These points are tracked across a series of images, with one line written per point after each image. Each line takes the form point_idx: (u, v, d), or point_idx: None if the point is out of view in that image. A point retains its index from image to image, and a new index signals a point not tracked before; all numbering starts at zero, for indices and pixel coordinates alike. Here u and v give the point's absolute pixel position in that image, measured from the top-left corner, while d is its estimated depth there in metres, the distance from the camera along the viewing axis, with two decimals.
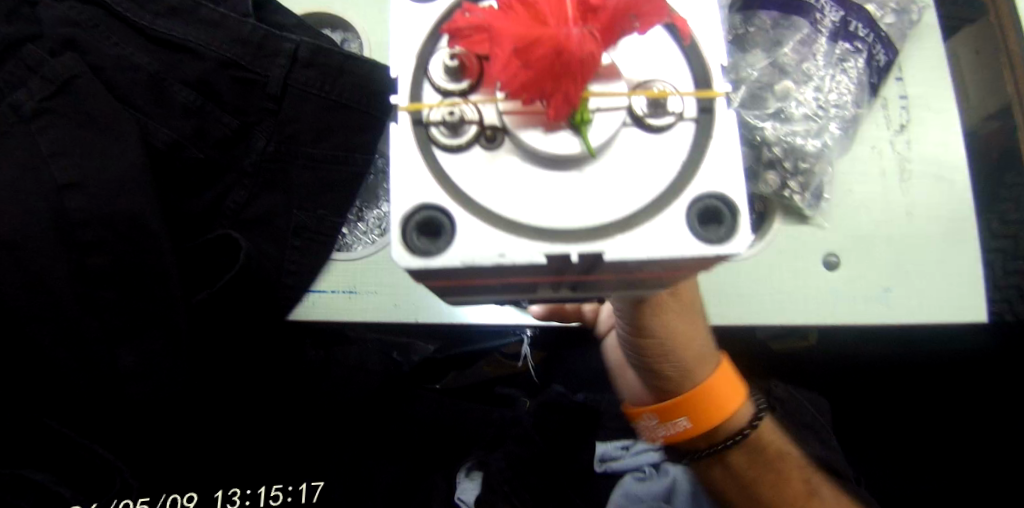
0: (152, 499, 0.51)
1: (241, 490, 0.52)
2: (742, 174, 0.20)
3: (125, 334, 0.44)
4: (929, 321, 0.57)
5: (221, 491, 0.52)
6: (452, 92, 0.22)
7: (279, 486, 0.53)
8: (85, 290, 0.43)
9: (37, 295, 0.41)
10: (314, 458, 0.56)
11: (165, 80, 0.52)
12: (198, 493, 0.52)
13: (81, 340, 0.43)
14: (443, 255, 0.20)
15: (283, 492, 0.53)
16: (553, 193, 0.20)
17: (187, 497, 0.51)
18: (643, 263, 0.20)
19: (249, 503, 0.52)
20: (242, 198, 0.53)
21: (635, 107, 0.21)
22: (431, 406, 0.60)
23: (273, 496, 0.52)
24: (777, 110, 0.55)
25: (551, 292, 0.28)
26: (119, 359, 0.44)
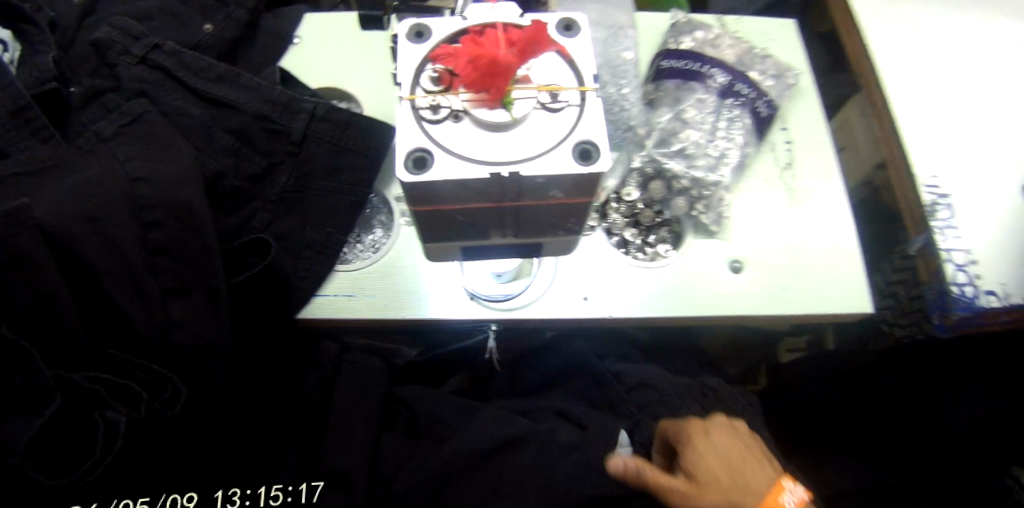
0: (151, 501, 0.52)
1: (241, 491, 0.57)
2: (603, 130, 0.35)
3: (176, 292, 0.53)
4: (826, 314, 0.69)
5: (220, 493, 0.56)
6: (433, 90, 0.36)
7: (279, 486, 0.57)
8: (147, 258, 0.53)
9: (112, 254, 0.50)
10: (313, 438, 0.63)
11: (212, 128, 0.66)
12: (197, 494, 0.56)
13: (143, 295, 0.51)
14: (428, 174, 0.33)
15: (283, 492, 0.57)
16: (493, 142, 0.35)
17: (188, 497, 0.54)
18: (547, 181, 0.34)
19: (249, 503, 0.56)
20: (268, 219, 0.66)
21: (541, 98, 0.36)
22: (415, 397, 0.69)
23: (273, 495, 0.56)
24: (681, 150, 0.73)
25: (500, 239, 0.42)
26: (169, 310, 0.53)
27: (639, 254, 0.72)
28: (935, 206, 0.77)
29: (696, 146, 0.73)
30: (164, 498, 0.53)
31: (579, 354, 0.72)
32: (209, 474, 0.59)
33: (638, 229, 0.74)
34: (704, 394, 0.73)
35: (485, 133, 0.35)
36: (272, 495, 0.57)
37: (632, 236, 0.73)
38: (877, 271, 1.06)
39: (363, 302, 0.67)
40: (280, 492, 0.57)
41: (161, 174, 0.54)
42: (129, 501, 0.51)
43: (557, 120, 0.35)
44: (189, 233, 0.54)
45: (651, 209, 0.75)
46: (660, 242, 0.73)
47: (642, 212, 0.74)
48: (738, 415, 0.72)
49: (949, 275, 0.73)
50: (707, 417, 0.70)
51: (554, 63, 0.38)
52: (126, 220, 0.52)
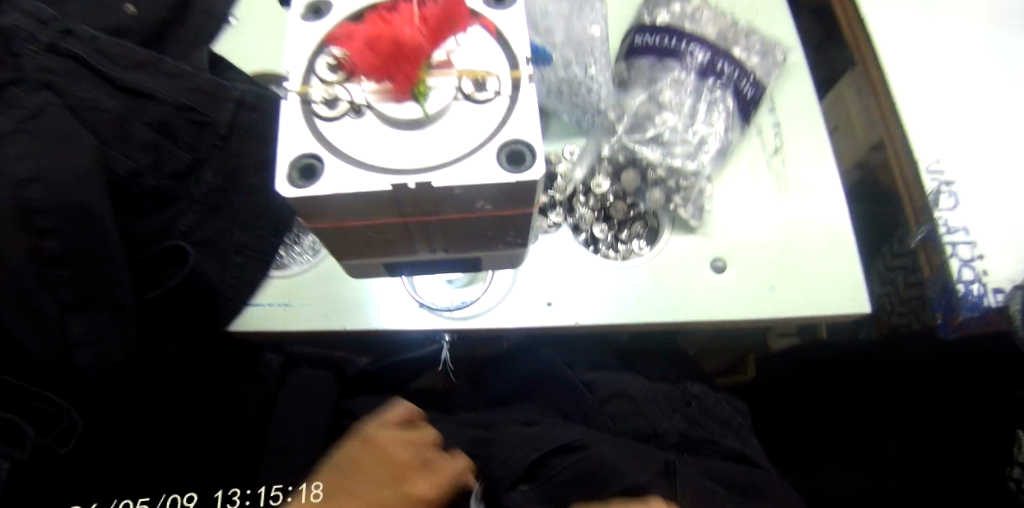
0: (152, 500, 0.53)
1: (241, 490, 0.54)
2: (538, 127, 0.28)
3: (76, 307, 0.47)
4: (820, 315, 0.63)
5: (222, 492, 0.54)
6: (332, 81, 0.29)
7: (278, 486, 0.52)
8: (39, 271, 0.46)
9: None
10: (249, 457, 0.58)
11: (129, 121, 0.58)
12: (198, 494, 0.54)
13: (38, 316, 0.44)
14: (314, 186, 0.27)
15: (282, 491, 0.52)
16: (400, 144, 0.28)
17: (188, 497, 0.53)
18: (466, 191, 0.27)
19: (249, 503, 0.53)
20: (192, 222, 0.60)
21: (464, 87, 0.29)
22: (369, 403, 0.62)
23: (273, 495, 0.52)
24: (657, 136, 0.66)
25: (430, 255, 0.36)
26: (69, 328, 0.46)
27: (610, 251, 0.66)
28: (938, 194, 0.70)
29: (673, 132, 0.66)
30: (164, 498, 0.53)
31: (548, 361, 0.66)
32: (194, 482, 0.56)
33: (610, 223, 0.68)
34: (685, 403, 0.67)
35: (394, 131, 0.28)
36: (272, 494, 0.52)
37: (602, 232, 0.67)
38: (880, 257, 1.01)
39: (300, 311, 0.61)
40: (280, 491, 0.51)
41: (58, 167, 0.47)
42: (132, 501, 0.52)
43: (483, 115, 0.29)
44: (92, 239, 0.48)
45: (624, 201, 0.68)
46: (634, 237, 0.67)
47: (613, 205, 0.68)
48: (724, 424, 0.66)
49: (955, 273, 0.67)
50: (689, 429, 0.64)
51: (480, 40, 0.31)
52: (12, 230, 0.44)
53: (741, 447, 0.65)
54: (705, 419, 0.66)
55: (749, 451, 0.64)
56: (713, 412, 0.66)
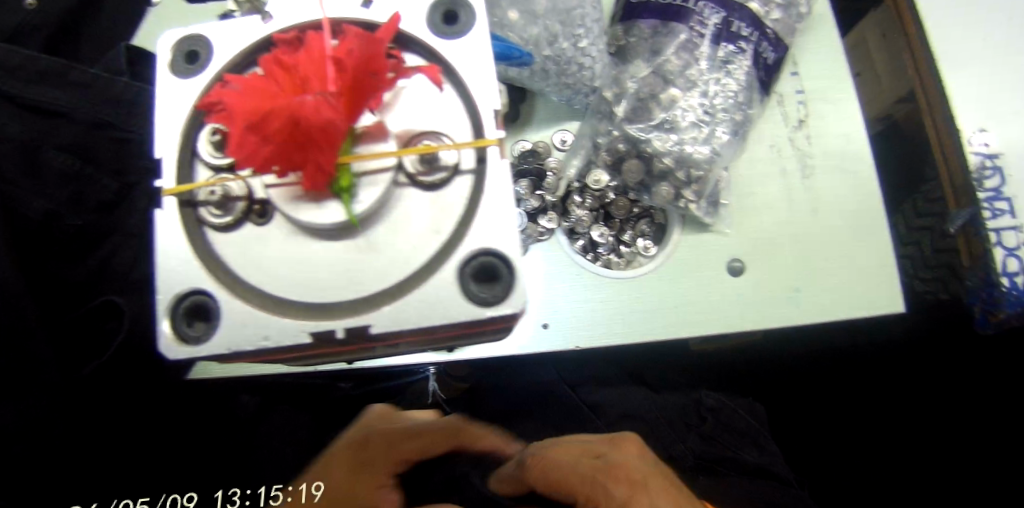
0: (153, 499, 0.42)
1: (241, 489, 0.41)
2: (517, 229, 0.20)
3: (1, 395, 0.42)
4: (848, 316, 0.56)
5: (220, 490, 0.41)
6: (221, 168, 0.21)
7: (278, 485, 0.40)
8: None
9: None
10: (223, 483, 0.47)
11: (39, 148, 0.48)
12: (199, 493, 0.42)
13: None
14: (208, 343, 0.19)
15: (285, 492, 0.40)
16: (322, 264, 0.20)
17: (187, 497, 0.41)
18: (421, 330, 0.20)
19: (249, 505, 0.40)
20: (130, 258, 0.48)
21: (405, 164, 0.20)
22: None
23: (272, 497, 0.40)
24: (662, 123, 0.55)
25: (394, 350, 0.28)
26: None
27: (612, 257, 0.57)
28: (982, 170, 0.61)
29: (681, 112, 0.54)
30: (164, 498, 0.42)
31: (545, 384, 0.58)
32: (192, 480, 0.43)
33: (611, 224, 0.58)
34: (699, 416, 0.61)
35: (307, 243, 0.20)
36: (273, 496, 0.40)
37: (602, 235, 0.57)
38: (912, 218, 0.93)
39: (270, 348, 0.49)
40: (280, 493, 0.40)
41: None
42: (129, 501, 0.41)
43: (432, 209, 0.20)
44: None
45: (626, 196, 0.58)
46: (638, 237, 0.58)
47: (614, 202, 0.58)
48: (743, 435, 0.61)
49: (998, 264, 0.59)
50: (703, 448, 0.58)
51: (424, 94, 0.22)
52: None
53: (760, 458, 0.60)
54: (722, 431, 0.60)
55: (767, 463, 0.59)
56: (731, 423, 0.61)
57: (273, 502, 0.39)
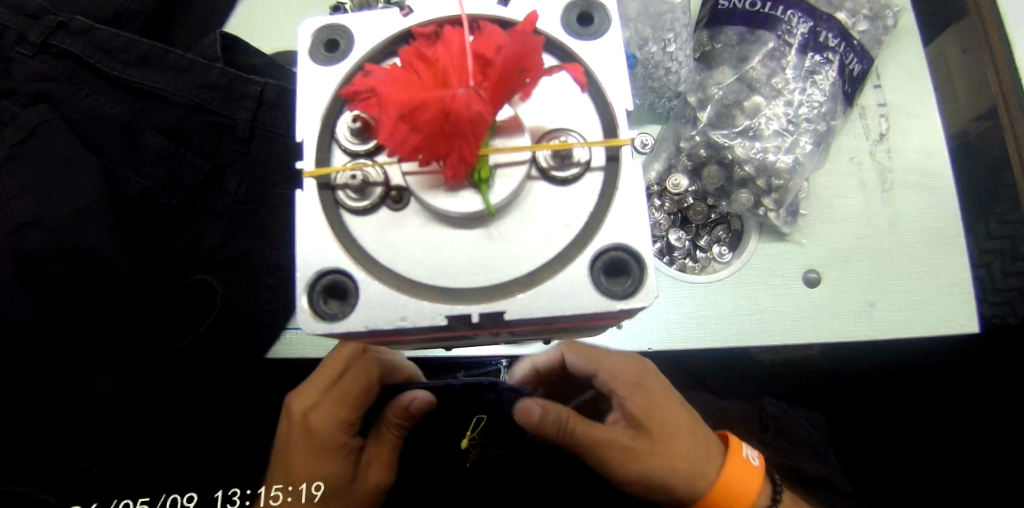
0: (152, 499, 0.40)
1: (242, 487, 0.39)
2: (648, 226, 0.20)
3: (98, 362, 0.43)
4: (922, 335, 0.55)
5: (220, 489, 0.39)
6: (359, 154, 0.22)
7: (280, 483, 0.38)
8: (53, 325, 0.43)
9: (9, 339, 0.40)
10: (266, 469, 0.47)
11: (137, 127, 0.50)
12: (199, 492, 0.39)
13: (58, 376, 0.42)
14: (347, 320, 0.20)
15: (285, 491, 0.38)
16: (456, 250, 0.21)
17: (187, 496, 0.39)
18: (549, 319, 0.21)
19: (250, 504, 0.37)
20: (219, 238, 0.52)
21: (539, 159, 0.21)
22: None
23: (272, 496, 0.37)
24: (747, 129, 0.55)
25: (490, 339, 0.29)
26: (94, 386, 0.43)
27: (688, 261, 0.56)
28: None
29: (767, 121, 0.54)
30: (164, 498, 0.39)
31: None
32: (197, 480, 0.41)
33: (687, 228, 0.57)
34: (762, 424, 0.60)
35: (444, 229, 0.21)
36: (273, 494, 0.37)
37: (680, 240, 0.56)
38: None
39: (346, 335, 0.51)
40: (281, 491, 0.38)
41: (58, 208, 0.43)
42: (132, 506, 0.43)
43: (564, 202, 0.21)
44: (96, 294, 0.43)
45: (705, 201, 0.57)
46: (714, 243, 0.57)
47: (694, 206, 0.57)
48: (802, 444, 0.59)
49: None
50: (770, 456, 0.56)
51: (564, 90, 0.23)
52: (20, 284, 0.42)
53: (820, 468, 0.58)
54: (786, 441, 0.59)
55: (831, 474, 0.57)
56: (794, 435, 0.59)
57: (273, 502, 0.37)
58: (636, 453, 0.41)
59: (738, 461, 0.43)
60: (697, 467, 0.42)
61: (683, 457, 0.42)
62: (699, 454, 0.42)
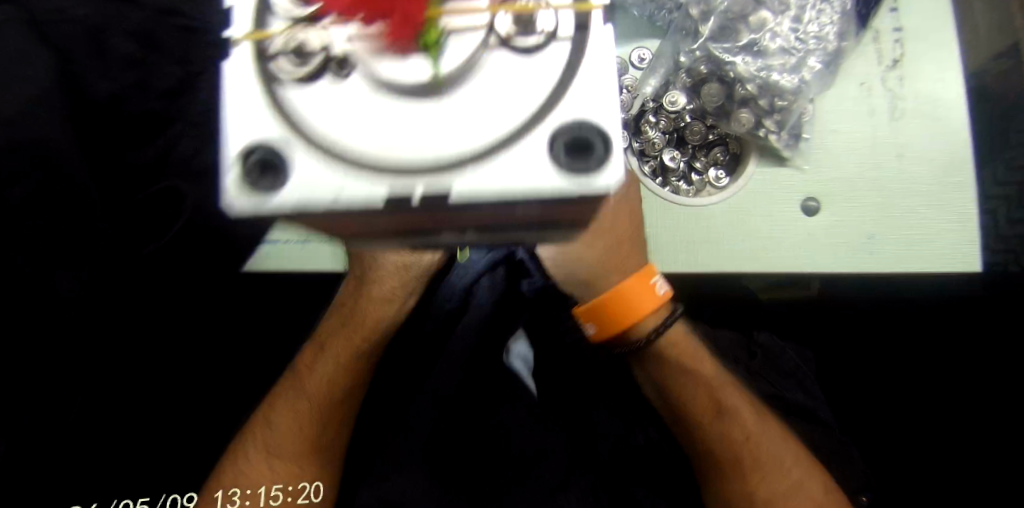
0: (152, 499, 0.49)
1: (241, 488, 0.46)
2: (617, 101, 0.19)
3: (60, 260, 0.42)
4: (919, 270, 0.54)
5: (220, 490, 0.46)
6: (299, 18, 0.20)
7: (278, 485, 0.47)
8: (10, 223, 0.41)
9: None
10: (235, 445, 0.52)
11: (104, 32, 0.47)
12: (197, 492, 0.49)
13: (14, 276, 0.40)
14: (280, 193, 0.19)
15: (283, 491, 0.47)
16: (394, 123, 0.19)
17: (187, 497, 0.48)
18: (500, 201, 0.19)
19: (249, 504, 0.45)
20: (191, 147, 0.51)
21: (498, 28, 0.19)
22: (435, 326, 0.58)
23: (272, 496, 0.47)
24: (753, 43, 0.51)
25: (455, 238, 0.28)
26: (58, 284, 0.42)
27: (681, 184, 0.54)
28: None
29: (774, 38, 0.51)
30: (164, 498, 0.49)
31: None
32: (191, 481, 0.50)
33: (682, 149, 0.55)
34: (748, 352, 0.62)
35: (368, 103, 0.19)
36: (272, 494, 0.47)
37: (673, 160, 0.54)
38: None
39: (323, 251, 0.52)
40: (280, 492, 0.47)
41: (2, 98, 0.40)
42: (130, 501, 0.48)
43: (506, 88, 0.19)
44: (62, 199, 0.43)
45: (703, 121, 0.54)
46: (712, 166, 0.54)
47: (691, 127, 0.54)
48: (788, 375, 0.61)
49: None
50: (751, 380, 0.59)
51: None
52: None
53: (806, 400, 0.60)
54: (769, 368, 0.61)
55: (813, 405, 0.60)
56: (780, 364, 0.61)
57: (273, 500, 0.46)
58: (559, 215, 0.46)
59: (643, 279, 0.47)
60: (601, 258, 0.47)
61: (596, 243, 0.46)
62: (610, 253, 0.46)
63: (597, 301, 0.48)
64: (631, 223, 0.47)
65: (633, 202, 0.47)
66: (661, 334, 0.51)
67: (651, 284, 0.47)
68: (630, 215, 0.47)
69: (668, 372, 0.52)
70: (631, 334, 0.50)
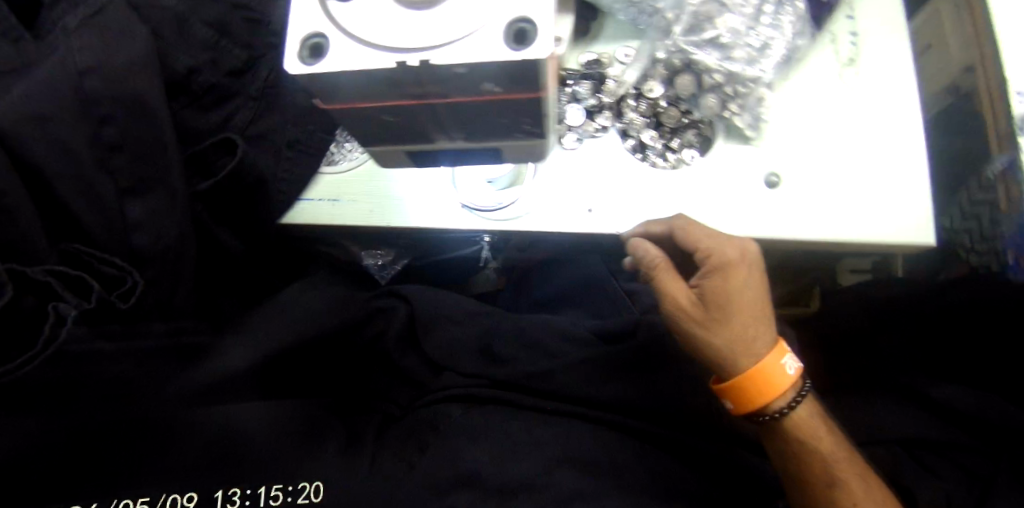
0: (152, 499, 0.46)
1: (242, 489, 0.48)
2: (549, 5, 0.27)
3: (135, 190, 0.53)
4: (878, 241, 0.59)
5: (221, 490, 0.47)
6: None
7: (278, 485, 0.48)
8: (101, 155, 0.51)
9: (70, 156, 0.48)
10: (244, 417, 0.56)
11: (188, 20, 0.58)
12: (199, 492, 0.47)
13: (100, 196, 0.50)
14: (320, 65, 0.28)
15: (283, 491, 0.48)
16: (403, 24, 0.28)
17: (188, 497, 0.46)
18: (470, 73, 0.27)
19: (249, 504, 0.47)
20: (248, 116, 0.62)
21: None
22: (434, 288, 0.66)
23: (273, 495, 0.48)
24: (715, 38, 0.59)
25: (449, 144, 0.36)
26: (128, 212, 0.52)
27: (659, 160, 0.61)
28: None
29: (734, 34, 0.59)
30: (164, 498, 0.46)
31: (589, 272, 0.70)
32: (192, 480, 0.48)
33: (661, 130, 0.63)
34: None
35: (387, 11, 0.29)
36: (273, 494, 0.48)
37: (651, 139, 0.62)
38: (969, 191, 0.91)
39: (347, 209, 0.63)
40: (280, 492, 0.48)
41: (106, 57, 0.51)
42: (130, 500, 0.46)
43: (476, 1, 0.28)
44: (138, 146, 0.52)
45: (677, 107, 0.63)
46: (686, 146, 0.62)
47: (666, 111, 0.63)
48: None
49: None
50: None
51: None
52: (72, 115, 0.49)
53: None
54: None
55: None
56: None
57: (273, 500, 0.47)
58: (688, 314, 0.51)
59: (778, 353, 0.52)
60: (733, 349, 0.51)
61: (733, 336, 0.51)
62: (749, 346, 0.51)
63: (734, 378, 0.52)
64: (756, 302, 0.51)
65: (750, 295, 0.51)
66: (791, 413, 0.52)
67: (783, 365, 0.52)
68: (754, 304, 0.51)
69: (790, 449, 0.53)
70: (762, 410, 0.52)
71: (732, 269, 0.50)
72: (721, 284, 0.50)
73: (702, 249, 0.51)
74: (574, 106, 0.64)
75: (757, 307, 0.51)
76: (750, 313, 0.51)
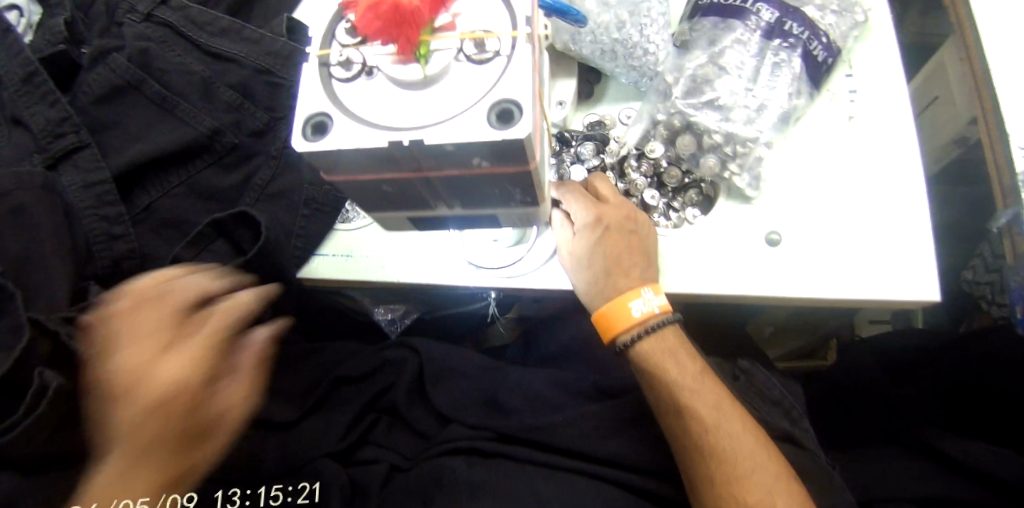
0: None
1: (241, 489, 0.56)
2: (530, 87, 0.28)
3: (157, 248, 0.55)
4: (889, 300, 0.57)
5: (222, 490, 0.56)
6: (348, 43, 0.32)
7: (278, 485, 0.55)
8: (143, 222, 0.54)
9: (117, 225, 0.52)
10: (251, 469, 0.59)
11: (213, 84, 0.63)
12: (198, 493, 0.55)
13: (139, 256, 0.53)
14: (321, 143, 0.29)
15: (282, 492, 0.55)
16: (400, 106, 0.30)
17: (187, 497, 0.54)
18: (457, 150, 0.29)
19: (249, 502, 0.55)
20: (268, 174, 0.64)
21: (466, 49, 0.30)
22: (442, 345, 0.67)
23: (272, 495, 0.55)
24: (713, 100, 0.61)
25: (448, 211, 0.38)
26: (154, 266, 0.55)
27: (661, 218, 0.64)
28: None
29: (732, 96, 0.61)
30: None
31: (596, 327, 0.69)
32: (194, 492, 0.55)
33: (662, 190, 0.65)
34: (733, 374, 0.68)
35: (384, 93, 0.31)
36: (272, 494, 0.55)
37: (654, 198, 0.64)
38: (991, 243, 0.90)
39: (360, 264, 0.64)
40: (279, 492, 0.55)
41: None
42: None
43: (466, 84, 0.30)
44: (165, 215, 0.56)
45: (679, 167, 0.64)
46: (687, 205, 0.64)
47: (668, 170, 0.64)
48: (774, 403, 0.65)
49: None
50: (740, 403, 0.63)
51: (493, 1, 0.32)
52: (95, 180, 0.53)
53: (789, 426, 0.62)
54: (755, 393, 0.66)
55: (798, 433, 0.62)
56: (763, 386, 0.66)
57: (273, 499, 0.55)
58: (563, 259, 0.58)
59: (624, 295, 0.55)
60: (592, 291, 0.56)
61: (590, 278, 0.56)
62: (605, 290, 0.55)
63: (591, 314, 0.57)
64: (627, 253, 0.55)
65: (617, 245, 0.55)
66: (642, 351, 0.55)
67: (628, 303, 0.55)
68: (613, 249, 0.55)
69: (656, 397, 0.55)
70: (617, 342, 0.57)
71: (601, 223, 0.56)
72: (588, 234, 0.56)
73: (580, 205, 0.57)
74: (578, 166, 0.65)
75: (624, 255, 0.55)
76: (610, 256, 0.55)
